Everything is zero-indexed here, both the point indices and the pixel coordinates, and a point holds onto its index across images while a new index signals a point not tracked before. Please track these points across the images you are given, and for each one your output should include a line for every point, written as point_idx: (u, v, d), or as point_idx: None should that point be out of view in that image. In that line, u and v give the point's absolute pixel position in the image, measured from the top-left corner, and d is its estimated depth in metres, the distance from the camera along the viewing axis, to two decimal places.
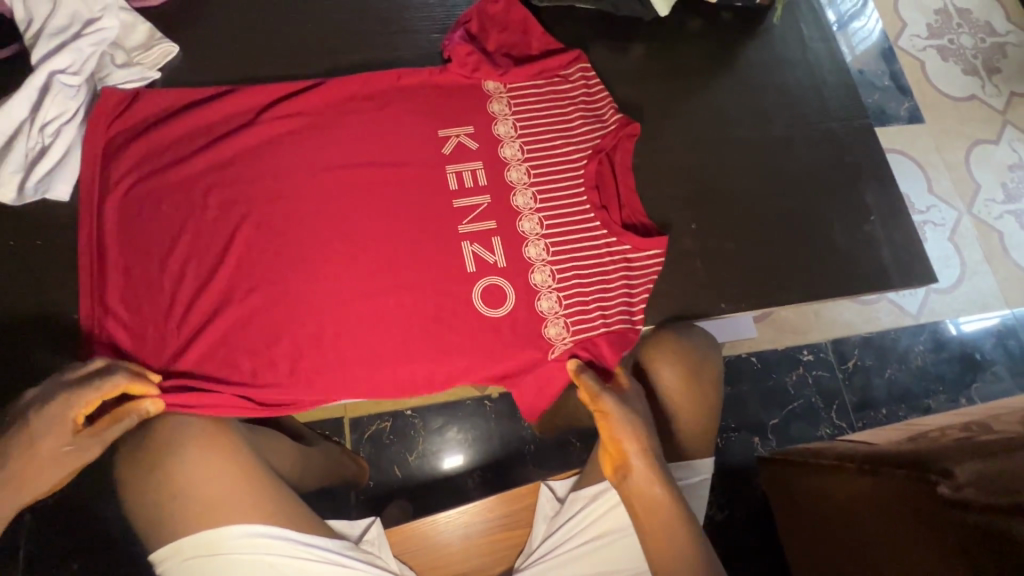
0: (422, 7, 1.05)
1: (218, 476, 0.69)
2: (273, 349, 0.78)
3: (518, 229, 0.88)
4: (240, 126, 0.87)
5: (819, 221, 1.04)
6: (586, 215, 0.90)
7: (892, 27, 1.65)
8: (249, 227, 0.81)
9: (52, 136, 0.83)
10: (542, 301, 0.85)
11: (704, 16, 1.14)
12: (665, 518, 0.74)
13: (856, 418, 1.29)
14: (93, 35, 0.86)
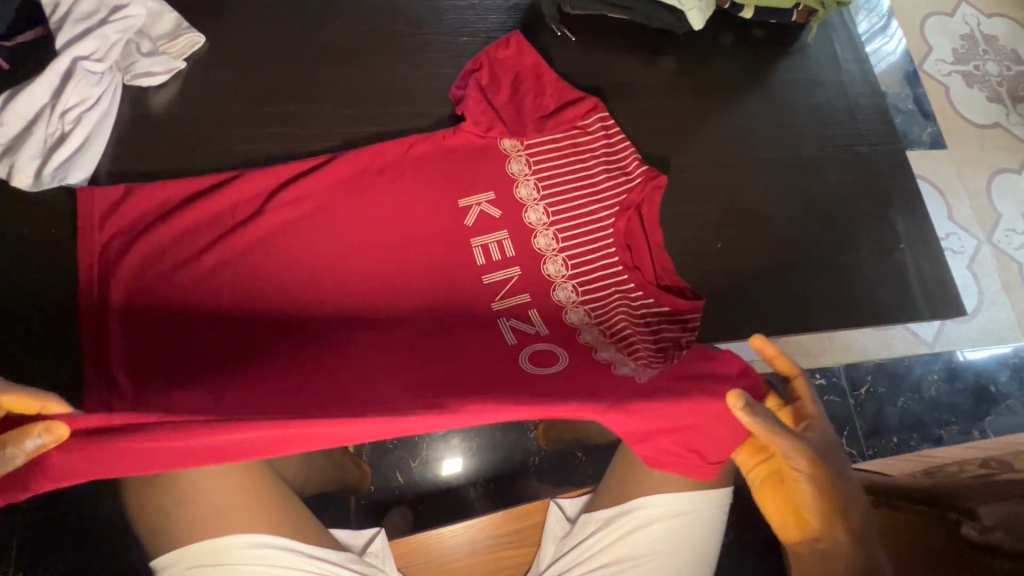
0: (451, 8, 1.03)
1: (227, 482, 0.67)
2: None
3: (553, 299, 0.86)
4: (243, 184, 0.84)
5: (846, 246, 1.01)
6: (619, 282, 0.87)
7: (918, 51, 1.63)
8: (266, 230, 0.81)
9: (73, 123, 0.82)
10: (600, 351, 0.79)
11: (736, 32, 1.12)
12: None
13: (867, 446, 1.27)
14: (120, 22, 0.84)
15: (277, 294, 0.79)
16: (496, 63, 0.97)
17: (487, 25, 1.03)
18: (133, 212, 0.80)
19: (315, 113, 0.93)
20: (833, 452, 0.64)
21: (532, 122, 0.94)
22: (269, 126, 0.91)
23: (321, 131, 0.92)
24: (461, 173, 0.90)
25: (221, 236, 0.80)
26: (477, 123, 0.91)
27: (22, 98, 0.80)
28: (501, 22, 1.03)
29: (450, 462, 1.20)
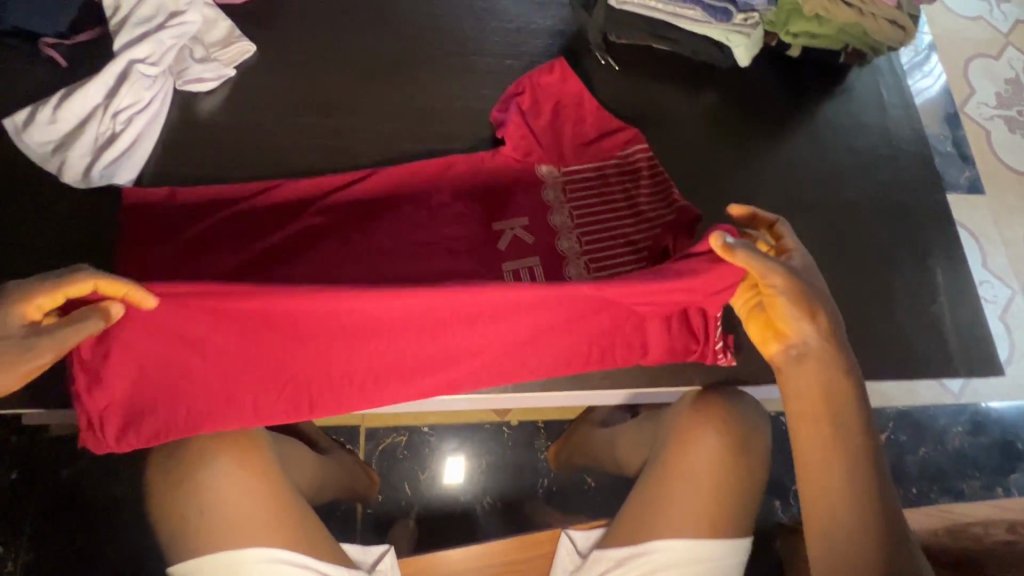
0: (497, 30, 1.03)
1: (243, 495, 0.67)
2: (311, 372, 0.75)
3: None
4: (285, 194, 0.86)
5: (879, 292, 0.99)
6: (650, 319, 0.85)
7: (961, 93, 1.60)
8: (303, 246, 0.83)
9: (123, 124, 0.83)
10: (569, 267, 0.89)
11: (782, 68, 1.09)
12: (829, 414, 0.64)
13: None
14: (176, 28, 0.86)
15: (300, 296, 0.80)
16: (540, 89, 0.96)
17: (532, 49, 1.03)
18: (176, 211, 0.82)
19: (356, 127, 0.94)
20: (810, 276, 0.70)
21: (569, 148, 0.95)
22: (311, 138, 0.92)
23: (360, 146, 0.93)
24: (495, 198, 0.92)
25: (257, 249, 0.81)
26: (517, 148, 0.93)
27: (77, 96, 0.82)
28: (546, 47, 1.04)
29: (452, 468, 1.21)
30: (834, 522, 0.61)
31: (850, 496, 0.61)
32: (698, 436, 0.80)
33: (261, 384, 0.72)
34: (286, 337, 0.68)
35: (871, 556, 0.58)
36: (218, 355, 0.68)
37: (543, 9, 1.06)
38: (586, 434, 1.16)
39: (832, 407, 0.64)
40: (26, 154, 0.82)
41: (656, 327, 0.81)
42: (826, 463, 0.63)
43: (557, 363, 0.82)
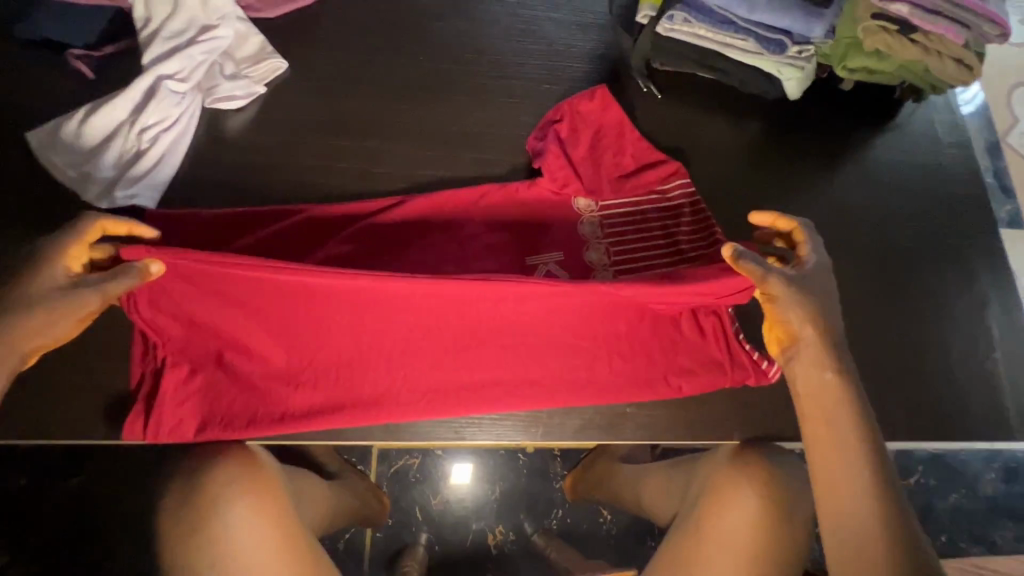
0: (535, 53, 0.99)
1: (261, 536, 0.65)
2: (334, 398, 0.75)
3: (612, 377, 0.79)
4: (308, 223, 0.82)
5: (930, 346, 0.94)
6: (689, 367, 0.80)
7: (1003, 122, 1.51)
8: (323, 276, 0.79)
9: (149, 142, 0.81)
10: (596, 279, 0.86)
11: (832, 100, 1.03)
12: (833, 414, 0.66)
13: None
14: (207, 43, 0.84)
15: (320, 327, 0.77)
16: (579, 116, 0.91)
17: (571, 74, 0.99)
18: (197, 237, 0.78)
19: (387, 151, 0.90)
20: (819, 283, 0.71)
21: (609, 181, 0.90)
22: (341, 161, 0.89)
23: (389, 170, 0.89)
24: (529, 232, 0.88)
25: None
26: (555, 179, 0.88)
27: (105, 111, 0.80)
28: (587, 72, 0.99)
29: (459, 472, 1.21)
30: (841, 517, 0.62)
31: (859, 493, 0.62)
32: (733, 493, 0.76)
33: (297, 366, 0.75)
34: (324, 316, 0.72)
35: (883, 549, 0.59)
36: (257, 334, 0.72)
37: (585, 32, 1.01)
38: (607, 469, 1.10)
39: (835, 404, 0.67)
40: (48, 170, 0.80)
41: (683, 342, 0.81)
42: (833, 458, 0.64)
43: (591, 371, 0.79)
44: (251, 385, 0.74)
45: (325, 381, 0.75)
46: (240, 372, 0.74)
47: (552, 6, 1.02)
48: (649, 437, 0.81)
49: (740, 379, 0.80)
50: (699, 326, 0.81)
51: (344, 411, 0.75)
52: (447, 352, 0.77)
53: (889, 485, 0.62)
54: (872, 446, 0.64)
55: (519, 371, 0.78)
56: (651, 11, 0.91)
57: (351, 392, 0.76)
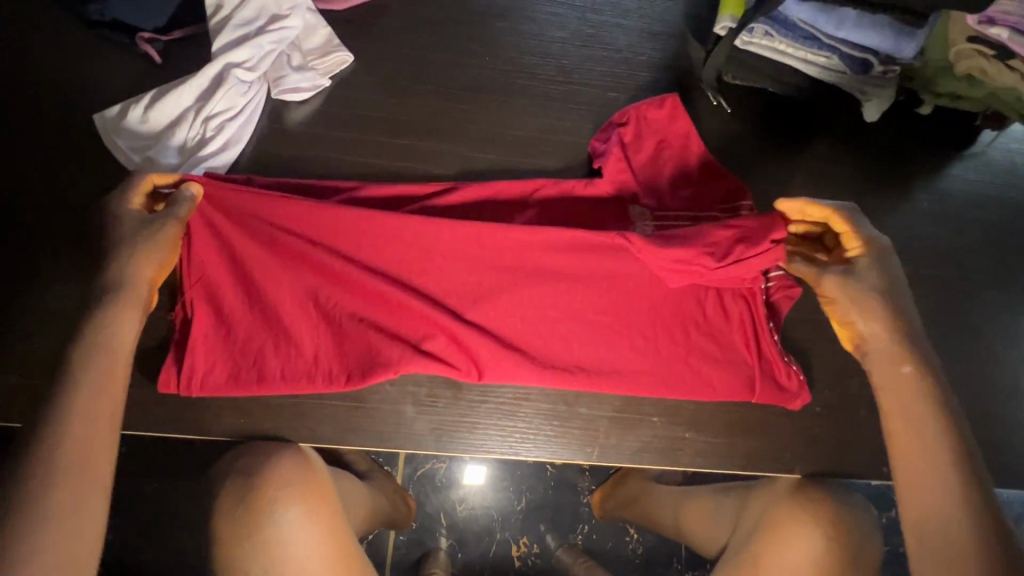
0: (601, 59, 0.96)
1: (312, 534, 0.64)
2: (368, 362, 0.72)
3: (656, 375, 0.77)
4: (354, 203, 0.79)
5: (1001, 389, 0.90)
6: (734, 373, 0.77)
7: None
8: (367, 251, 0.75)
9: (214, 130, 0.80)
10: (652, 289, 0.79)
11: (908, 123, 0.99)
12: (911, 416, 0.63)
13: None
14: (276, 33, 0.83)
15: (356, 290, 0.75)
16: (646, 122, 0.88)
17: (637, 82, 0.96)
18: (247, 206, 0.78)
19: (448, 152, 0.88)
20: (888, 274, 0.68)
21: (665, 188, 0.85)
22: (401, 160, 0.87)
23: (447, 172, 0.87)
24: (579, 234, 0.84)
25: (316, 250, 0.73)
26: (613, 182, 0.85)
27: (171, 97, 0.79)
28: (655, 82, 0.96)
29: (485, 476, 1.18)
30: (927, 518, 0.58)
31: (944, 494, 0.58)
32: (793, 531, 0.72)
33: (332, 324, 0.73)
34: (343, 267, 0.73)
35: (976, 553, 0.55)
36: (296, 285, 0.74)
37: (654, 40, 0.98)
38: (642, 488, 1.06)
39: (910, 401, 0.64)
40: (113, 153, 0.79)
41: (711, 331, 0.78)
42: (914, 458, 0.61)
43: (626, 359, 0.77)
44: (271, 341, 0.72)
45: (346, 340, 0.73)
46: (266, 328, 0.73)
47: (622, 12, 0.99)
48: (705, 465, 0.78)
49: (770, 399, 0.77)
50: (728, 313, 0.78)
51: (364, 372, 0.71)
52: (465, 321, 0.75)
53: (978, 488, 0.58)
54: (956, 451, 0.60)
55: (556, 359, 0.76)
56: (730, 23, 0.87)
57: (367, 355, 0.72)
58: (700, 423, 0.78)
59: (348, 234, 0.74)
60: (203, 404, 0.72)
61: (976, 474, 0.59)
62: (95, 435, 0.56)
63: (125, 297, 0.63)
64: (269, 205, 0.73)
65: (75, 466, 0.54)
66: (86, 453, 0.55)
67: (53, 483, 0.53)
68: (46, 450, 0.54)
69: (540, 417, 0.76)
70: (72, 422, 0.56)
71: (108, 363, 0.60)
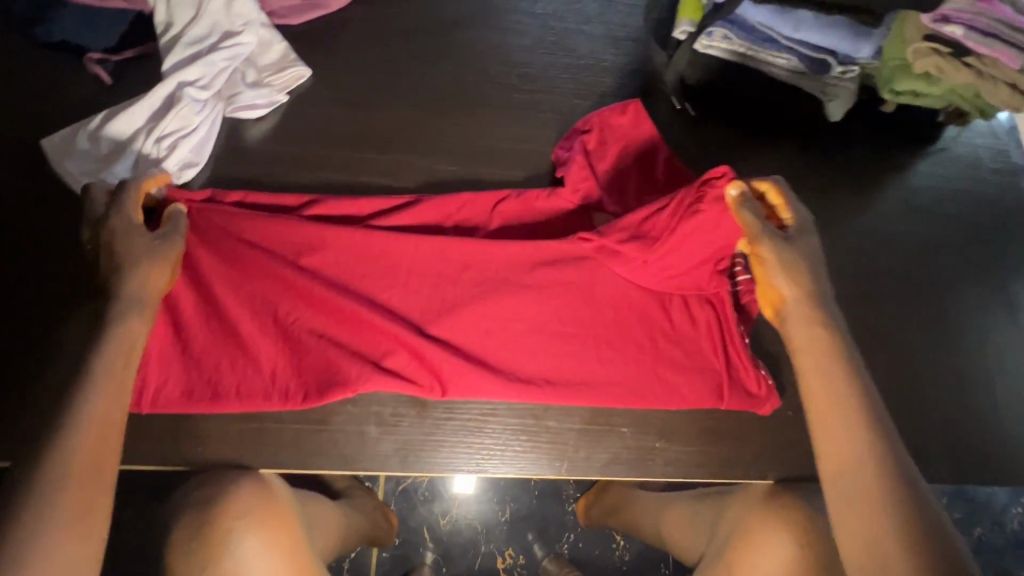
0: (564, 66, 0.96)
1: (274, 565, 0.63)
2: (328, 380, 0.70)
3: (626, 384, 0.76)
4: (315, 218, 0.78)
5: (974, 386, 0.89)
6: (705, 379, 0.76)
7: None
8: (328, 267, 0.75)
9: (167, 150, 0.78)
10: (619, 297, 0.78)
11: (873, 122, 0.99)
12: (831, 388, 0.61)
13: None
14: (229, 50, 0.81)
15: (316, 307, 0.73)
16: (609, 129, 0.87)
17: (601, 89, 0.95)
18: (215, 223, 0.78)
19: (411, 165, 0.87)
20: (812, 249, 0.68)
21: (630, 195, 0.85)
22: (363, 175, 0.85)
23: (410, 186, 0.86)
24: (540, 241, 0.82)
25: (276, 266, 0.73)
26: (576, 191, 0.84)
27: (122, 117, 0.77)
28: (619, 88, 0.95)
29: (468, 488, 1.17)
30: (848, 474, 0.57)
31: (864, 450, 0.57)
32: (765, 539, 0.72)
33: (291, 340, 0.72)
34: (303, 280, 0.73)
35: (892, 504, 0.54)
36: (253, 299, 0.72)
37: (617, 46, 0.98)
38: (625, 495, 1.05)
39: (829, 363, 0.63)
40: (65, 180, 0.76)
41: (677, 336, 0.78)
42: (836, 419, 0.60)
43: (594, 369, 0.76)
44: (227, 358, 0.70)
45: (303, 357, 0.71)
46: (223, 345, 0.71)
47: (584, 19, 0.99)
48: (678, 475, 0.77)
49: (738, 405, 0.77)
50: (694, 317, 0.78)
51: (322, 390, 0.70)
52: (428, 334, 0.74)
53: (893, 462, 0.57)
54: (872, 425, 0.59)
55: (522, 373, 0.74)
56: (689, 27, 0.88)
57: (325, 372, 0.71)
58: (671, 433, 0.78)
59: (308, 247, 0.75)
60: (157, 433, 0.70)
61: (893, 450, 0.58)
62: (105, 443, 0.54)
63: (139, 306, 0.61)
64: (237, 221, 0.74)
65: (83, 475, 0.51)
66: (97, 461, 0.52)
67: (62, 493, 0.50)
68: (54, 458, 0.51)
69: (508, 433, 0.75)
70: (82, 429, 0.53)
71: (118, 369, 0.57)
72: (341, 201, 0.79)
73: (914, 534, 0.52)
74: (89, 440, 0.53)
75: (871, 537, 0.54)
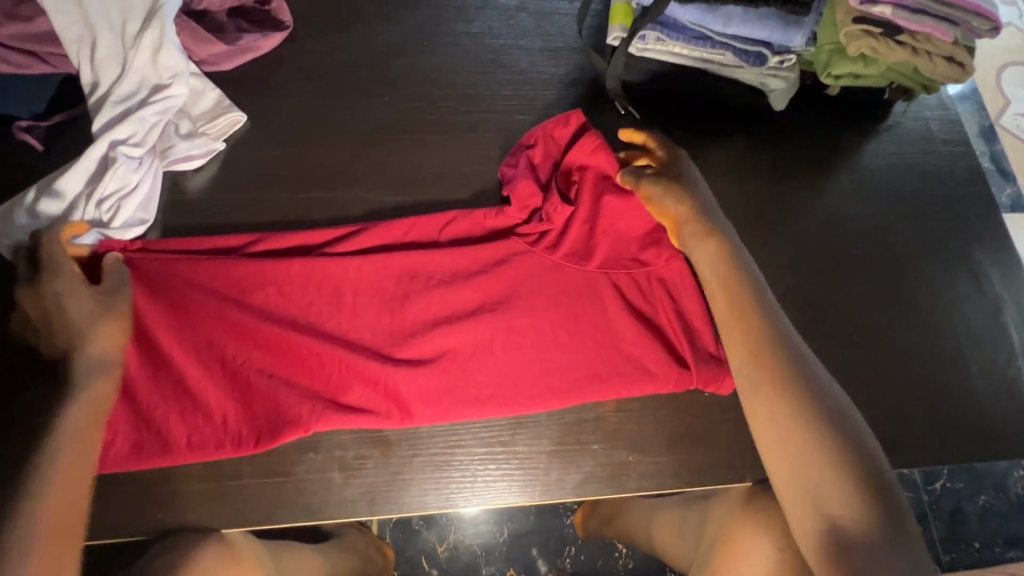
0: (504, 83, 0.95)
1: None
2: (283, 418, 0.70)
3: (589, 390, 0.75)
4: (262, 254, 0.78)
5: (948, 359, 0.89)
6: (670, 371, 0.76)
7: (994, 104, 1.35)
8: (279, 300, 0.75)
9: (110, 213, 0.76)
10: (572, 305, 0.78)
11: (819, 105, 0.99)
12: (729, 287, 0.67)
13: (944, 551, 1.12)
14: (159, 104, 0.79)
15: (267, 346, 0.72)
16: (554, 143, 0.85)
17: (543, 102, 0.95)
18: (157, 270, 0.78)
19: (357, 199, 0.86)
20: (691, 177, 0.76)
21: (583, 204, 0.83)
22: (311, 214, 0.84)
23: (358, 219, 0.85)
24: (488, 254, 0.80)
25: (222, 308, 0.73)
26: (525, 207, 0.82)
27: (56, 186, 0.75)
28: (561, 99, 0.95)
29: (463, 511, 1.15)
30: (749, 361, 0.63)
31: (758, 335, 0.63)
32: (748, 545, 0.70)
33: (242, 386, 0.71)
34: (250, 320, 0.73)
35: (783, 373, 0.61)
36: (199, 344, 0.72)
37: (555, 57, 0.97)
38: (618, 505, 1.03)
39: (723, 265, 0.69)
40: (7, 256, 0.75)
41: (637, 332, 0.77)
42: (733, 311, 0.66)
43: (553, 382, 0.75)
44: (176, 411, 0.69)
45: (254, 401, 0.70)
46: (171, 397, 0.69)
47: (520, 33, 0.98)
48: (654, 486, 0.75)
49: (709, 377, 0.75)
50: (654, 314, 0.79)
51: (274, 433, 0.69)
52: (382, 361, 0.74)
53: (784, 341, 0.63)
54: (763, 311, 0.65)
55: (486, 397, 0.74)
56: (622, 32, 0.87)
57: (277, 415, 0.70)
58: (644, 443, 0.76)
59: (251, 286, 0.75)
60: (113, 502, 0.68)
61: (784, 331, 0.64)
62: (73, 505, 0.56)
63: (102, 367, 0.62)
64: (179, 264, 0.74)
65: (53, 541, 0.53)
66: (65, 523, 0.54)
67: (30, 560, 0.52)
68: (21, 528, 0.53)
69: (475, 463, 0.73)
70: (46, 497, 0.55)
71: (75, 432, 0.58)
72: (284, 238, 0.78)
73: (802, 399, 0.60)
74: (53, 508, 0.54)
75: (775, 412, 0.60)
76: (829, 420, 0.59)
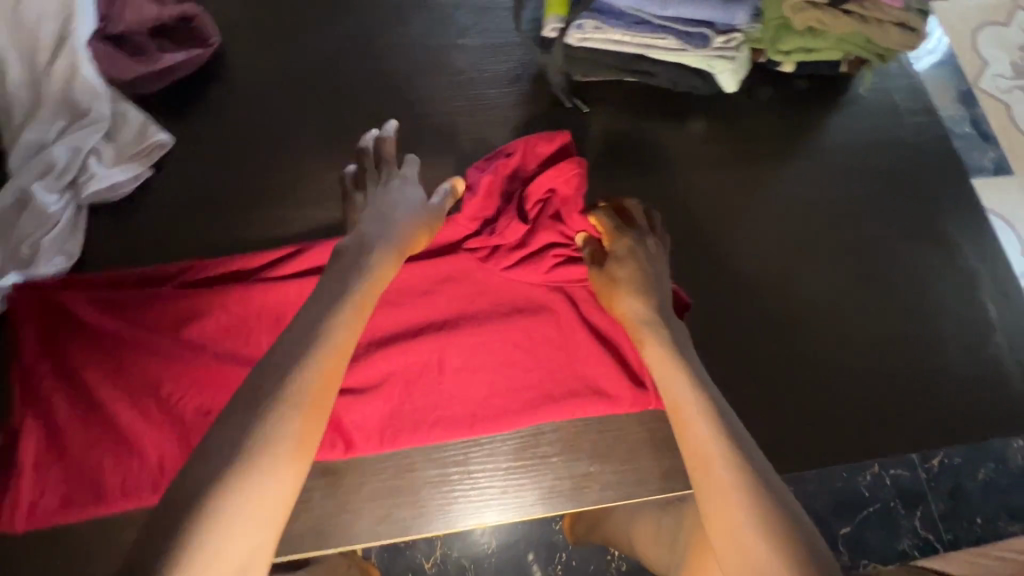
0: (444, 84, 0.91)
1: None
2: None
3: (545, 404, 0.72)
4: (198, 284, 0.75)
5: (925, 339, 0.85)
6: (629, 377, 0.73)
7: (970, 67, 1.30)
8: (215, 331, 0.72)
9: (29, 250, 0.73)
10: (523, 315, 0.75)
11: (776, 83, 0.95)
12: (677, 395, 0.61)
13: (945, 530, 1.08)
14: (77, 133, 0.76)
15: (203, 380, 0.69)
16: (533, 158, 0.79)
17: (486, 101, 0.91)
18: None
19: (298, 218, 0.82)
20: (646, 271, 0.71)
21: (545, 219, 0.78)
22: (250, 236, 0.81)
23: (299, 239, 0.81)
24: (433, 266, 0.76)
25: (155, 343, 0.69)
26: (476, 217, 0.78)
27: None
28: (505, 98, 0.91)
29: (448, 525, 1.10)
30: (699, 468, 0.55)
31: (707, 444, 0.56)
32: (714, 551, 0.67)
33: (177, 425, 0.67)
34: (185, 355, 0.69)
35: (732, 481, 0.53)
36: (132, 383, 0.68)
37: (497, 54, 0.94)
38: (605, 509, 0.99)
39: (675, 372, 0.63)
40: None
41: (592, 338, 0.74)
42: (682, 416, 0.59)
43: (507, 399, 0.72)
44: (110, 457, 0.66)
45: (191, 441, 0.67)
46: (104, 441, 0.66)
47: (460, 31, 0.94)
48: (619, 497, 0.72)
49: None
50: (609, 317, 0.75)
51: None
52: None
53: (738, 448, 0.55)
54: (713, 418, 0.58)
55: (434, 419, 0.70)
56: (558, 23, 0.83)
57: None
58: (605, 452, 0.73)
59: (186, 319, 0.72)
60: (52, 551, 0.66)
61: (739, 438, 0.57)
62: (334, 373, 0.54)
63: (390, 250, 0.66)
64: (110, 301, 0.71)
65: (314, 396, 0.52)
66: (326, 388, 0.53)
67: (292, 405, 0.50)
68: (296, 369, 0.52)
69: (429, 487, 0.70)
70: (317, 353, 0.54)
71: (361, 298, 0.60)
72: (221, 265, 0.75)
73: (756, 508, 0.51)
74: (321, 363, 0.53)
75: (725, 518, 0.52)
76: (783, 518, 0.50)
